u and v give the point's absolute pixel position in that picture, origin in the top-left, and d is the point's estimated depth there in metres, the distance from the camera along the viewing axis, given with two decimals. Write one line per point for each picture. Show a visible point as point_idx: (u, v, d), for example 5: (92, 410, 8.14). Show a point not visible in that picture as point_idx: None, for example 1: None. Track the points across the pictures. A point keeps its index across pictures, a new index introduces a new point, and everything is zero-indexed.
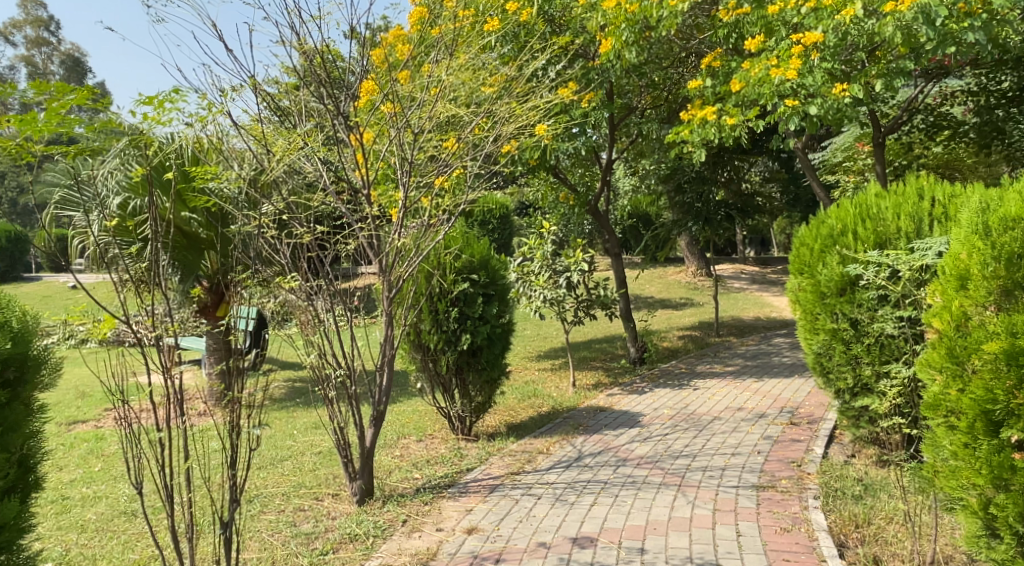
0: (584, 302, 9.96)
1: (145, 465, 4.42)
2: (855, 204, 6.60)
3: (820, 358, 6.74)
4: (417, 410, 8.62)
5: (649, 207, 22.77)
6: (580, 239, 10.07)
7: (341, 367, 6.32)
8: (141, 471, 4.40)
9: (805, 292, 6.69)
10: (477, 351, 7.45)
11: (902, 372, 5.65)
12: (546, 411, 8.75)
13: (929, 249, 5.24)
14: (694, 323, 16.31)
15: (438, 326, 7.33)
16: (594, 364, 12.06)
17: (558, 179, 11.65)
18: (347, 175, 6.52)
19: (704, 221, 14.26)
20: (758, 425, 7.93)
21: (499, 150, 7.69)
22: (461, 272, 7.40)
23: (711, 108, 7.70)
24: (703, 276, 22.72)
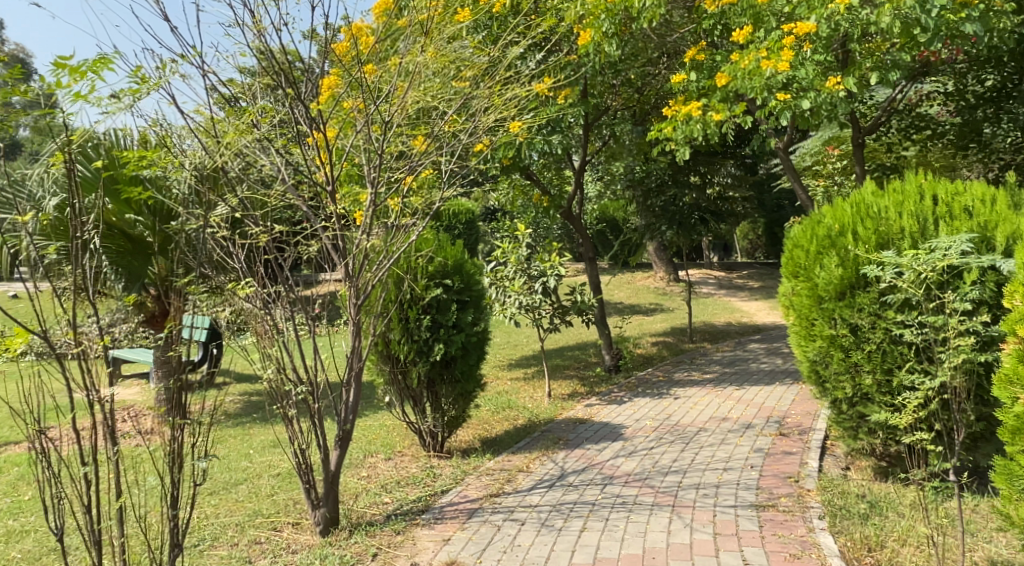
0: (560, 308, 9.52)
1: (66, 505, 3.98)
2: (851, 203, 6.23)
3: (815, 366, 6.33)
4: (384, 426, 8.09)
5: (617, 211, 22.44)
6: (554, 243, 9.62)
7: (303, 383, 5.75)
8: (61, 513, 3.95)
9: (800, 295, 6.29)
10: (452, 362, 6.96)
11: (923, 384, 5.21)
12: (522, 425, 8.28)
13: (953, 248, 5.00)
14: (667, 329, 15.96)
15: (409, 335, 6.81)
16: (568, 373, 11.61)
17: (529, 181, 11.22)
18: (309, 172, 5.99)
19: (678, 225, 13.92)
20: (747, 437, 7.53)
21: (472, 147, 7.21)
22: (434, 277, 6.89)
23: (697, 103, 7.29)
24: (672, 281, 22.42)
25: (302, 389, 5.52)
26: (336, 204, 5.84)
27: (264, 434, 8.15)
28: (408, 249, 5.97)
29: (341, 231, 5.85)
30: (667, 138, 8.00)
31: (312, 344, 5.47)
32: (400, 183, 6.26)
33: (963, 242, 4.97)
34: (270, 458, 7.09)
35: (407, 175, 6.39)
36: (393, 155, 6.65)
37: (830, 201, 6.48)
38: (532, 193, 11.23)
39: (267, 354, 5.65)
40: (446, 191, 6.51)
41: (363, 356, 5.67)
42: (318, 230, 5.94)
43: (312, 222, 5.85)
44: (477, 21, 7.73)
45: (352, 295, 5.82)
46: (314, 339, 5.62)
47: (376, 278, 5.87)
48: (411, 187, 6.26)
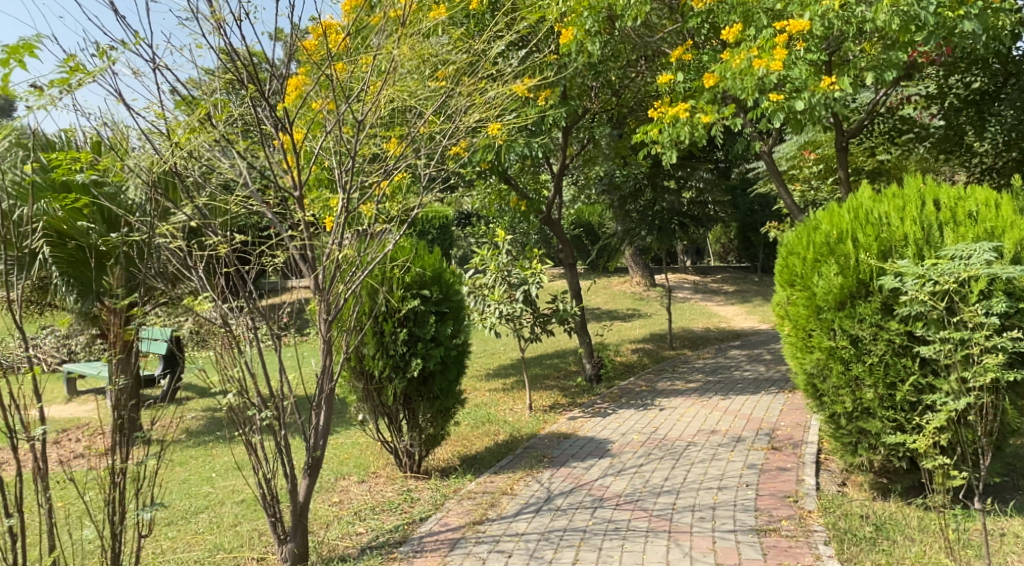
0: (541, 318, 9.18)
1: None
2: (848, 208, 5.93)
3: (812, 379, 6.02)
4: (357, 444, 7.72)
5: (593, 216, 22.15)
6: (534, 249, 9.27)
7: (267, 407, 5.27)
8: None
9: (796, 305, 5.96)
10: (429, 377, 6.58)
11: (948, 402, 4.85)
12: (503, 440, 7.93)
13: (973, 255, 4.68)
14: (646, 335, 15.68)
15: (384, 350, 6.43)
16: (548, 383, 11.29)
17: (506, 187, 10.87)
18: (277, 178, 5.58)
19: (658, 230, 13.67)
20: (738, 451, 7.23)
21: (449, 151, 6.84)
22: (410, 288, 6.50)
23: (684, 105, 6.96)
24: (648, 286, 22.20)
25: (267, 413, 5.08)
26: (305, 210, 5.42)
27: (232, 453, 7.73)
28: (385, 257, 5.56)
29: (310, 239, 5.44)
30: (652, 141, 7.69)
31: (279, 364, 5.06)
32: (375, 186, 5.85)
33: (985, 249, 4.65)
34: (232, 482, 6.87)
35: (382, 178, 5.99)
36: (365, 159, 6.24)
37: (826, 205, 6.18)
38: (509, 199, 10.89)
39: (228, 375, 5.23)
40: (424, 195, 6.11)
41: (334, 375, 5.27)
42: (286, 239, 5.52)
43: (279, 229, 5.43)
44: (453, 17, 7.35)
45: (322, 309, 5.40)
46: (280, 358, 5.21)
47: (348, 291, 5.45)
48: (387, 190, 5.85)
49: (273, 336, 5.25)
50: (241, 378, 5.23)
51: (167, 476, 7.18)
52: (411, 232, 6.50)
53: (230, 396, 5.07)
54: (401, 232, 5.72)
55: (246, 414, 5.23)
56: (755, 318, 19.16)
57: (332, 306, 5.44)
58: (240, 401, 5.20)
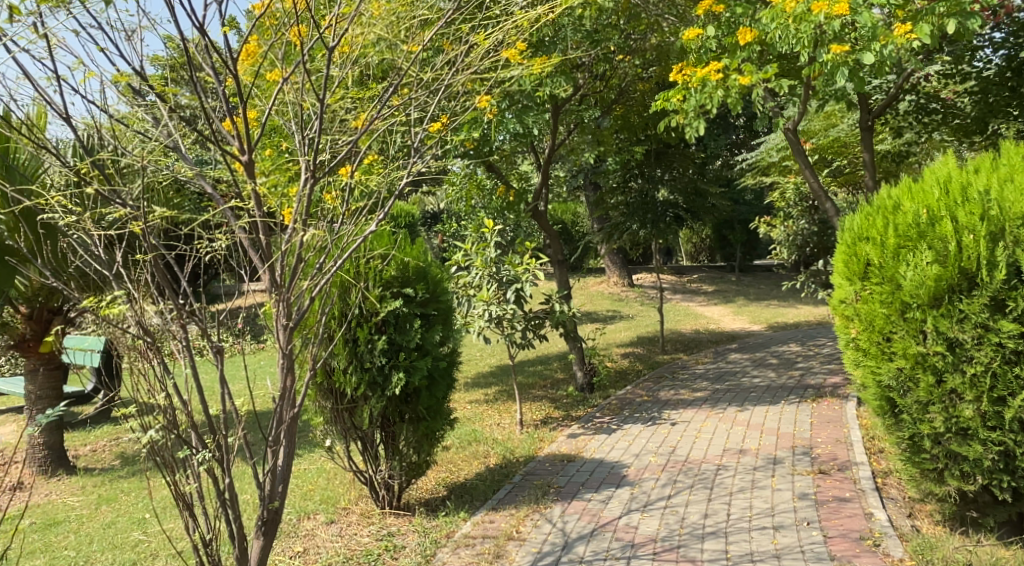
0: (533, 321, 7.90)
1: None
2: (936, 183, 4.82)
3: (890, 392, 4.93)
4: (323, 472, 6.39)
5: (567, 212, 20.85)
6: (526, 241, 7.99)
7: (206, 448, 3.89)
8: None
9: (874, 301, 4.84)
10: (414, 394, 5.32)
11: None
12: (496, 465, 6.61)
13: None
14: (633, 338, 14.47)
15: (358, 363, 5.11)
16: (535, 393, 10.03)
17: (490, 173, 9.60)
18: (225, 139, 4.22)
19: (653, 224, 12.07)
20: (782, 476, 6.10)
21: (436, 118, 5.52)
22: (390, 287, 5.19)
23: (718, 64, 5.85)
24: (626, 286, 21.04)
25: (207, 455, 3.73)
26: (256, 180, 4.05)
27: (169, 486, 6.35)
28: (364, 243, 4.15)
29: (263, 219, 4.06)
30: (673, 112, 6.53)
31: (223, 390, 3.70)
32: (347, 146, 4.35)
33: None
34: (169, 525, 5.54)
35: (351, 145, 4.41)
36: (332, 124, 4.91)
37: (903, 182, 5.09)
38: (494, 188, 9.60)
39: (153, 403, 3.82)
40: (418, 155, 4.66)
41: (301, 402, 4.03)
42: (231, 217, 4.15)
43: (220, 206, 4.08)
44: None
45: (280, 312, 4.03)
46: (223, 380, 3.82)
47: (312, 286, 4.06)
48: (367, 155, 4.40)
49: (212, 348, 3.88)
50: (169, 409, 3.80)
51: (89, 518, 5.81)
52: (393, 216, 5.17)
53: (153, 432, 3.65)
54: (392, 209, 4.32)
55: (176, 455, 3.86)
56: (742, 320, 18.05)
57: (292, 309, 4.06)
58: (167, 436, 3.81)
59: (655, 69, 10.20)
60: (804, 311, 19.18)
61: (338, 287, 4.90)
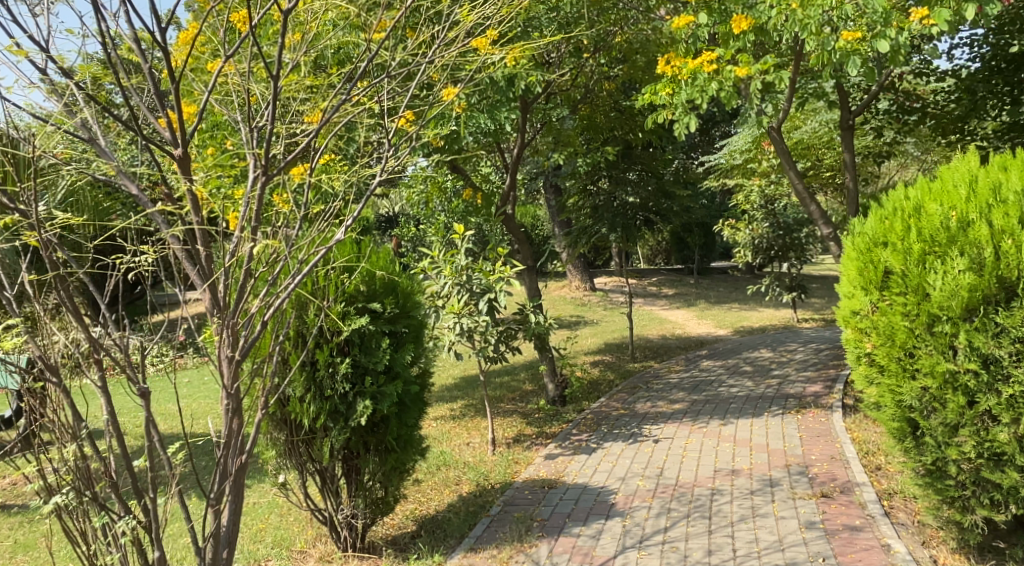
0: (505, 332, 7.27)
1: None
2: (964, 182, 4.35)
3: (914, 413, 4.47)
4: (275, 507, 5.68)
5: (526, 214, 20.25)
6: (497, 247, 7.39)
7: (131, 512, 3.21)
8: None
9: (896, 313, 4.35)
10: (381, 423, 4.57)
11: None
12: (471, 494, 5.90)
13: None
14: (600, 345, 13.91)
15: (319, 391, 4.40)
16: (503, 407, 9.41)
17: (453, 173, 8.97)
18: (153, 129, 3.51)
19: (622, 228, 11.57)
20: (783, 502, 5.63)
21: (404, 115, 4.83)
22: (354, 302, 4.52)
23: (712, 55, 5.36)
24: (588, 291, 20.57)
25: (129, 524, 3.06)
26: (192, 179, 3.35)
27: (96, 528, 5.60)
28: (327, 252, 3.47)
29: (201, 226, 3.36)
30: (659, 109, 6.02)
31: (146, 443, 3.05)
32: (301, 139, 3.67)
33: None
34: None
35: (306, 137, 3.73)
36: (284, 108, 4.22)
37: (920, 182, 4.64)
38: (457, 189, 8.97)
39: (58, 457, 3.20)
40: (388, 145, 4.00)
41: (251, 449, 3.43)
42: (161, 223, 3.43)
43: (144, 206, 3.33)
44: None
45: (224, 342, 3.34)
46: (149, 425, 3.05)
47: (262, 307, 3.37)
48: (327, 150, 3.71)
49: (136, 387, 3.06)
50: (81, 464, 3.20)
51: None
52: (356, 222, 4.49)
53: (58, 501, 3.06)
54: (360, 211, 3.65)
55: (93, 519, 3.28)
56: (707, 324, 17.70)
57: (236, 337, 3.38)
58: (78, 499, 3.22)
59: (624, 66, 9.72)
60: (768, 315, 18.86)
61: (294, 303, 4.23)
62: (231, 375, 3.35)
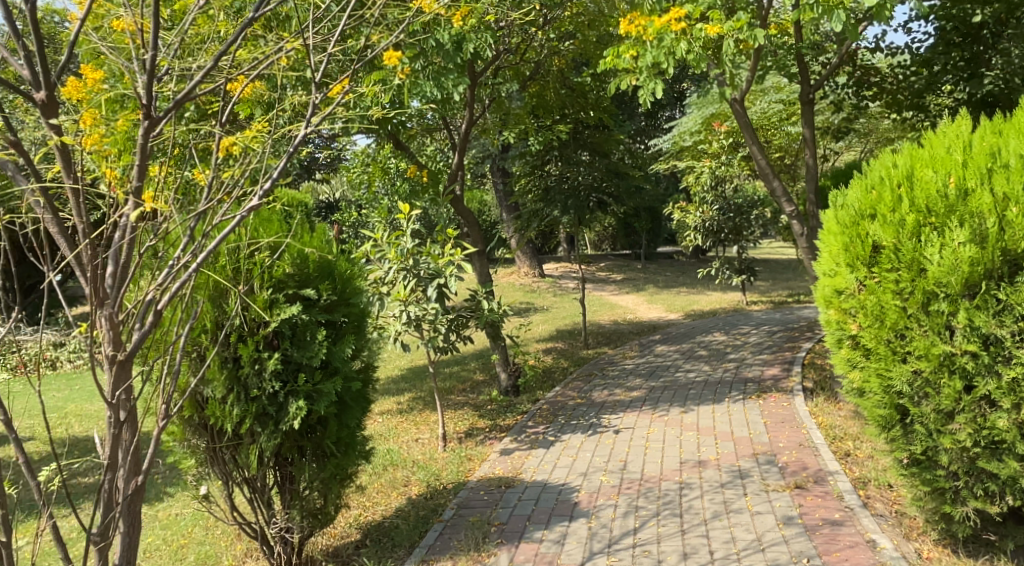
0: (456, 321, 6.79)
1: None
2: (958, 146, 4.00)
3: (906, 400, 4.11)
4: (204, 518, 5.11)
5: (474, 199, 19.70)
6: (445, 228, 6.85)
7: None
8: None
9: (886, 291, 3.99)
10: (318, 425, 4.03)
11: None
12: (421, 497, 5.40)
13: None
14: (551, 332, 13.49)
15: (244, 391, 3.84)
16: (454, 398, 8.92)
17: (397, 152, 8.39)
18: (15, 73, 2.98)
19: (574, 211, 11.12)
20: (757, 495, 5.26)
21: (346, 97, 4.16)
22: (283, 288, 3.96)
23: (680, 13, 4.99)
24: (537, 277, 20.15)
25: None
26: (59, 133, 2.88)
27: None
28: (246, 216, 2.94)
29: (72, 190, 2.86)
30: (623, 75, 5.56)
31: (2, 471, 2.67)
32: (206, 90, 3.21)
33: None
34: None
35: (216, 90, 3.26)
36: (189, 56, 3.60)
37: (906, 148, 4.29)
38: (402, 169, 8.40)
39: None
40: (314, 94, 3.46)
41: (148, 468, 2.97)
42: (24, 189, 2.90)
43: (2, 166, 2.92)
44: None
45: (105, 340, 2.85)
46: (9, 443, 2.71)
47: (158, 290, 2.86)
48: (237, 99, 3.13)
49: None
50: None
51: None
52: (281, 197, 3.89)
53: None
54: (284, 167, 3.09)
55: None
56: (658, 308, 17.44)
57: (121, 333, 2.89)
58: None
59: (576, 40, 9.25)
60: (717, 298, 18.68)
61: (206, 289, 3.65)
62: (115, 382, 2.86)
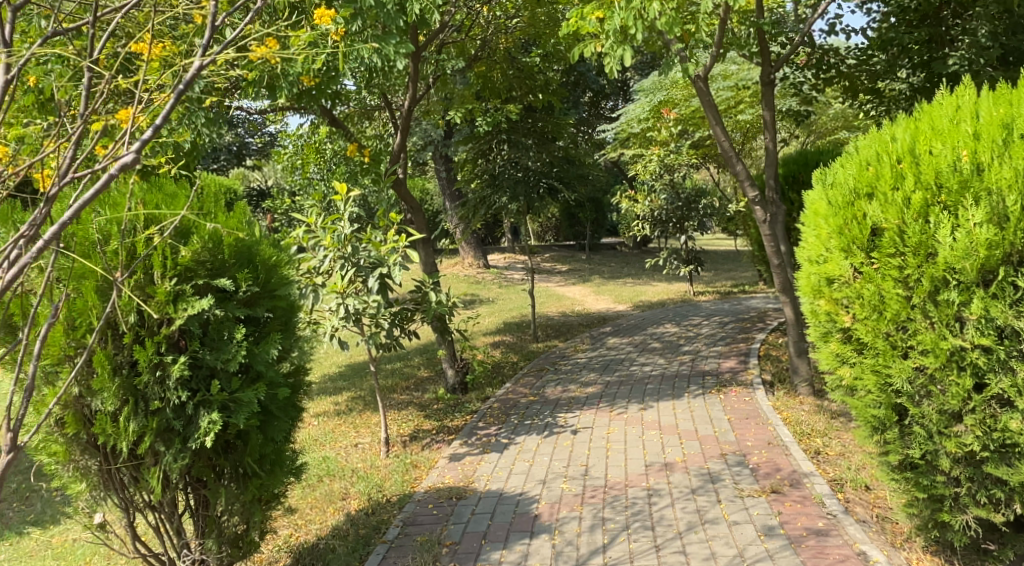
0: (400, 315, 6.25)
1: None
2: (965, 116, 3.59)
3: (902, 400, 3.71)
4: (109, 543, 4.46)
5: (416, 187, 19.00)
6: (387, 212, 6.27)
7: None
8: None
9: (888, 279, 3.60)
10: (237, 440, 3.46)
11: None
12: (362, 513, 4.84)
13: None
14: (499, 325, 12.96)
15: (145, 403, 3.25)
16: (397, 397, 8.33)
17: (334, 132, 7.75)
18: None
19: (524, 197, 10.44)
20: (731, 501, 4.84)
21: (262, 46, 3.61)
22: (190, 278, 3.35)
23: None
24: (482, 269, 19.58)
25: None
26: None
27: None
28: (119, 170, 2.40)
29: None
30: (592, 45, 5.18)
31: None
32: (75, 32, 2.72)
33: None
34: None
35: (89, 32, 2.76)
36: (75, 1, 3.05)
37: (902, 120, 3.88)
38: (340, 151, 7.76)
39: None
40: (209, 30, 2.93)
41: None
42: None
43: None
44: None
45: None
46: None
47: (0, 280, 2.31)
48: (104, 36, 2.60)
49: None
50: None
51: None
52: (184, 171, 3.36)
53: None
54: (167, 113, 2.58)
55: None
56: (606, 299, 17.06)
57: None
58: None
59: (524, 17, 8.77)
60: (664, 289, 18.38)
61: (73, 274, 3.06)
62: None
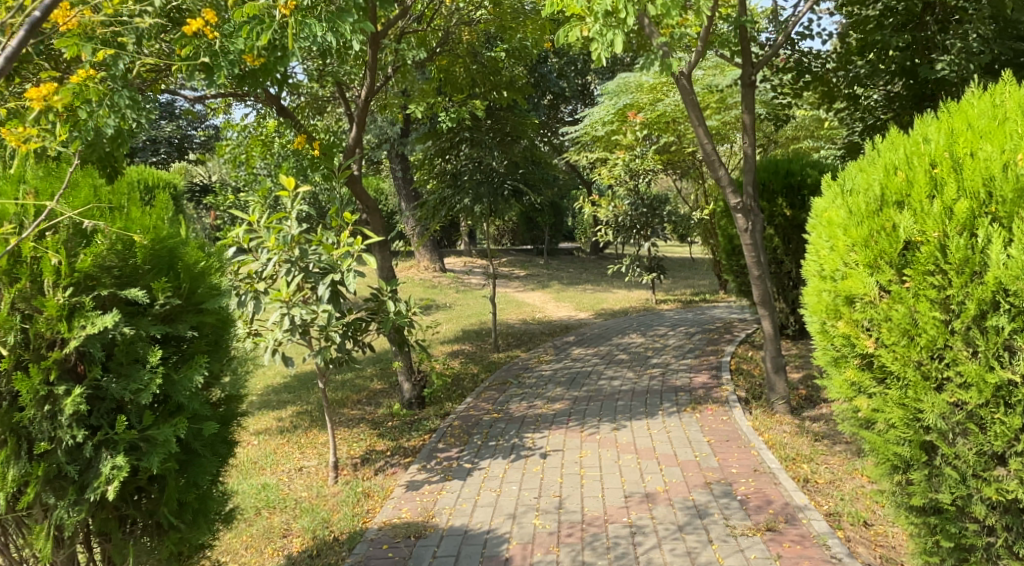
0: (353, 325, 5.63)
1: None
2: (1014, 113, 3.12)
3: (932, 438, 3.24)
4: None
5: (371, 187, 18.34)
6: (338, 210, 5.64)
7: None
8: None
9: (923, 302, 3.16)
10: (148, 486, 2.92)
11: None
12: (302, 559, 4.25)
13: None
14: (457, 333, 12.37)
15: (31, 444, 2.75)
16: (348, 412, 7.70)
17: (282, 124, 7.11)
18: None
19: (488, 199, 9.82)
20: (724, 542, 4.34)
21: None
22: (90, 286, 2.83)
23: None
24: (439, 273, 18.97)
25: None
26: None
27: None
28: None
29: None
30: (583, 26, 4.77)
31: None
32: None
33: None
34: None
35: None
36: None
37: (935, 116, 3.41)
38: (288, 144, 7.10)
39: None
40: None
41: None
42: None
43: None
44: None
45: None
46: None
47: None
48: None
49: None
50: None
51: None
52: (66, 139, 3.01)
53: None
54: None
55: None
56: (567, 307, 16.56)
57: None
58: None
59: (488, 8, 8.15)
60: (626, 296, 17.93)
61: None
62: None
